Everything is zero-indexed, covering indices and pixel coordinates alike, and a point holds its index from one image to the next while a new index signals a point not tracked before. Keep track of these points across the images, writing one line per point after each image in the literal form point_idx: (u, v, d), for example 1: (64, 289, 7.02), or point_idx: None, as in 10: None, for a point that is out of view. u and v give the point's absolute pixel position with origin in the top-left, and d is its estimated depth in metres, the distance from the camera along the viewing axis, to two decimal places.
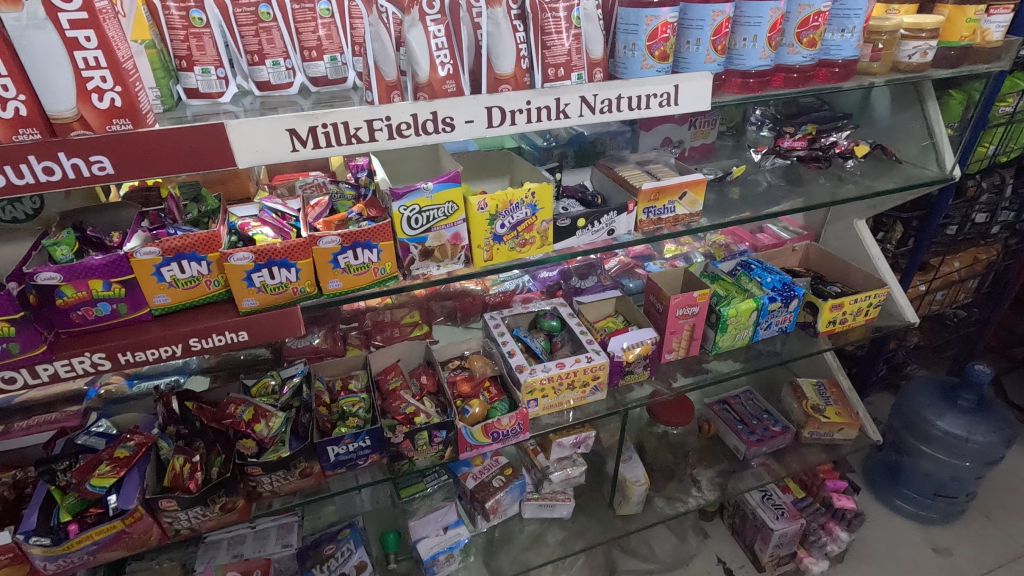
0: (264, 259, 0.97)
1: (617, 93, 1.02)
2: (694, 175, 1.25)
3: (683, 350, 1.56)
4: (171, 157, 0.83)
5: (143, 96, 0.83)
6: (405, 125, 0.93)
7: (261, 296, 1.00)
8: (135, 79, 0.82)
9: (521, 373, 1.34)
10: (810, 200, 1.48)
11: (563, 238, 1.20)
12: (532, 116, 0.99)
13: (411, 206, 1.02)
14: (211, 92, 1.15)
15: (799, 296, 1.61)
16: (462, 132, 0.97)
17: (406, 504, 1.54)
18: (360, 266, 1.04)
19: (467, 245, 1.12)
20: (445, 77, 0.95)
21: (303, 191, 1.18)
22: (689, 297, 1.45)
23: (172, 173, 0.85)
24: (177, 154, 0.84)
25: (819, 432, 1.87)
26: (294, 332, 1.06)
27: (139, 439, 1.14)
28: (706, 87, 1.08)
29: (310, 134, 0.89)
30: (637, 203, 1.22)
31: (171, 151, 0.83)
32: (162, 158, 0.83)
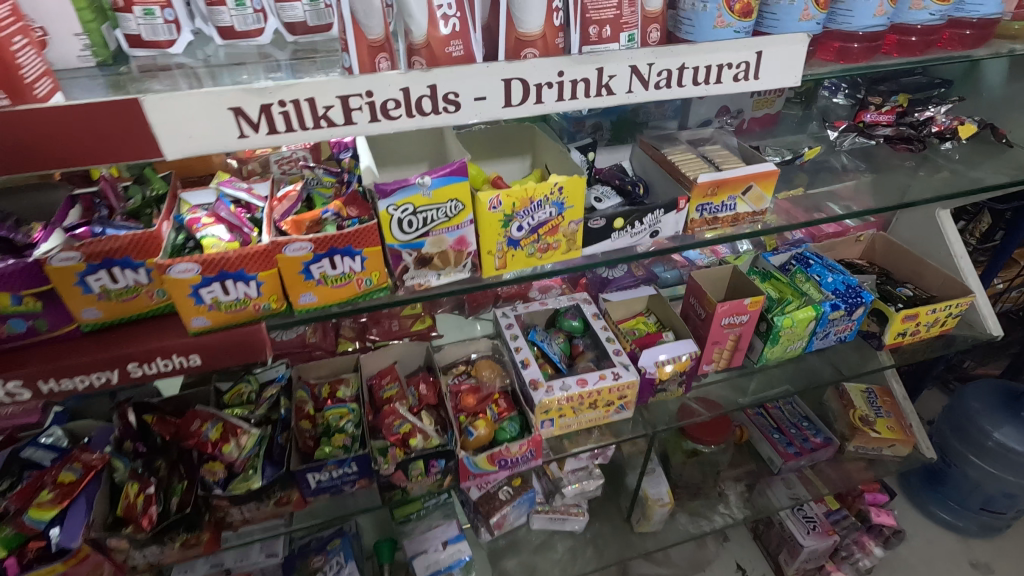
0: (215, 271, 0.76)
1: (679, 63, 0.76)
2: (763, 165, 0.99)
3: (724, 360, 1.34)
4: (70, 147, 0.61)
5: (26, 57, 0.60)
6: (392, 103, 0.69)
7: (214, 314, 0.80)
8: (15, 34, 0.59)
9: (535, 392, 1.15)
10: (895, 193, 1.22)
11: (595, 241, 0.96)
12: (564, 92, 0.74)
13: (403, 206, 0.80)
14: (157, 40, 0.91)
15: (866, 303, 1.37)
16: (470, 112, 0.72)
17: (400, 525, 1.41)
18: (339, 276, 0.84)
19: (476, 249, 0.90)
20: (448, 35, 0.70)
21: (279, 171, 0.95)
22: (739, 304, 1.22)
23: (78, 167, 0.63)
24: (75, 141, 0.61)
25: (866, 447, 1.68)
26: (259, 356, 0.85)
27: (91, 459, 0.99)
28: (799, 53, 0.81)
29: (262, 116, 0.65)
30: (690, 199, 0.98)
31: (72, 139, 0.61)
32: (58, 147, 0.61)
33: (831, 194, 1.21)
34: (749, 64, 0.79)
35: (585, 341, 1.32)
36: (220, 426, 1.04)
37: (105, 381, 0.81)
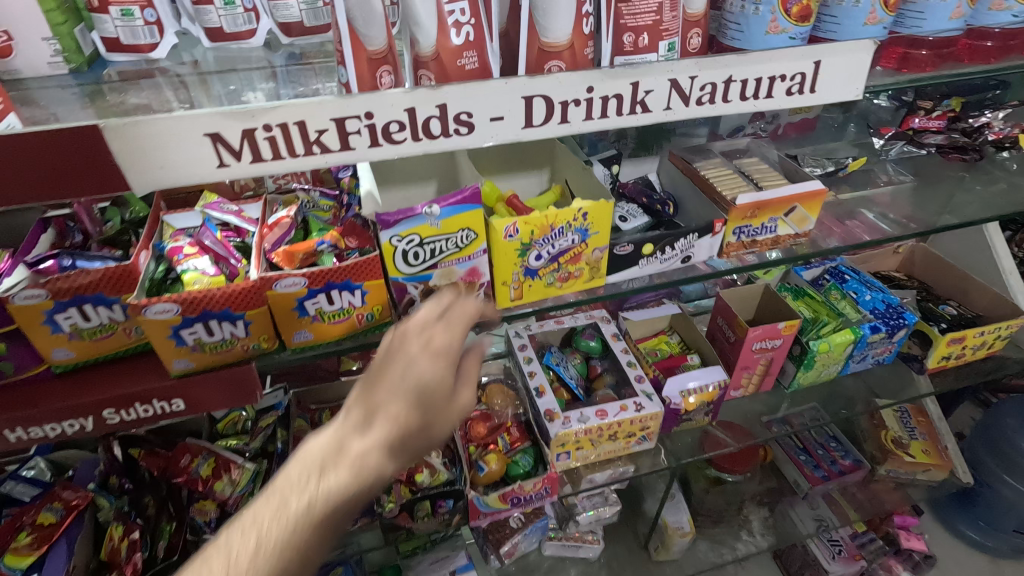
0: (197, 311, 0.68)
1: (725, 75, 0.66)
2: (809, 183, 0.89)
3: (753, 386, 1.25)
4: (16, 182, 0.52)
5: None
6: (396, 126, 0.59)
7: (197, 356, 0.72)
8: None
9: (551, 424, 1.06)
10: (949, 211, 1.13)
11: (622, 268, 0.87)
12: (593, 110, 0.64)
13: (408, 237, 0.71)
14: (138, 44, 0.82)
15: (908, 325, 1.27)
16: (485, 134, 0.63)
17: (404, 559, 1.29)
18: (337, 312, 0.75)
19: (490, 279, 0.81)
20: (461, 46, 0.60)
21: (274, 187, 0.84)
22: (772, 329, 1.13)
23: (27, 204, 0.53)
24: (23, 176, 0.51)
25: (897, 471, 1.57)
26: (250, 400, 0.77)
27: (73, 499, 0.91)
28: (863, 63, 0.70)
29: (245, 142, 0.56)
30: (727, 221, 0.88)
31: (15, 173, 0.51)
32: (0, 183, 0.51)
33: (867, 201, 1.14)
34: (805, 75, 0.69)
35: (603, 363, 1.25)
36: (212, 462, 0.97)
37: (79, 429, 0.73)
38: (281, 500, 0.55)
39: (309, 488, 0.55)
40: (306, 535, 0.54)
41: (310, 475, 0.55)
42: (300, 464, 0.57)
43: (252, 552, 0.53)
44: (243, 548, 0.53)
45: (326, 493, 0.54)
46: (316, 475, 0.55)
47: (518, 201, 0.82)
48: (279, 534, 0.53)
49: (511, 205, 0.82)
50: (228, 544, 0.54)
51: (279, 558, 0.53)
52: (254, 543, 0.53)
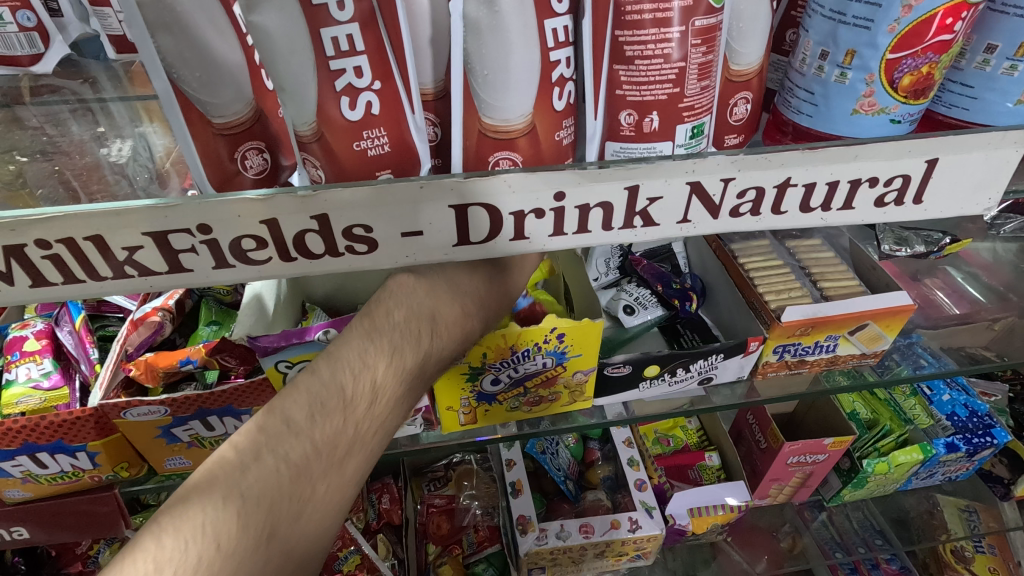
0: (17, 443, 0.51)
1: (780, 177, 0.42)
2: (892, 297, 0.64)
3: (783, 497, 1.01)
4: None
5: None
6: (251, 242, 0.39)
7: (33, 487, 0.55)
8: None
9: (522, 539, 0.87)
10: None
11: (615, 392, 0.65)
12: (565, 223, 0.42)
13: (302, 364, 0.50)
14: (14, 56, 0.68)
15: (998, 444, 0.99)
16: (395, 252, 0.42)
17: None
18: (219, 438, 0.57)
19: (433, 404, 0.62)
20: (358, 122, 0.39)
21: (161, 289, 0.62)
22: (816, 444, 0.88)
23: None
24: None
25: None
26: (112, 528, 0.61)
27: None
28: (1003, 167, 0.45)
29: (14, 262, 0.37)
30: (766, 340, 0.64)
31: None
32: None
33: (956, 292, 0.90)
34: (909, 179, 0.44)
35: (603, 448, 1.04)
36: (115, 548, 0.84)
37: None
38: (377, 366, 0.42)
39: (415, 355, 0.44)
40: (404, 392, 0.44)
41: (415, 332, 0.44)
42: (400, 316, 0.44)
43: (347, 421, 0.40)
44: (337, 394, 0.40)
45: (430, 364, 0.45)
46: (420, 339, 0.44)
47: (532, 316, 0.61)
48: (378, 392, 0.42)
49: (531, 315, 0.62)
50: (298, 417, 0.38)
51: (379, 422, 0.42)
52: (334, 422, 0.39)
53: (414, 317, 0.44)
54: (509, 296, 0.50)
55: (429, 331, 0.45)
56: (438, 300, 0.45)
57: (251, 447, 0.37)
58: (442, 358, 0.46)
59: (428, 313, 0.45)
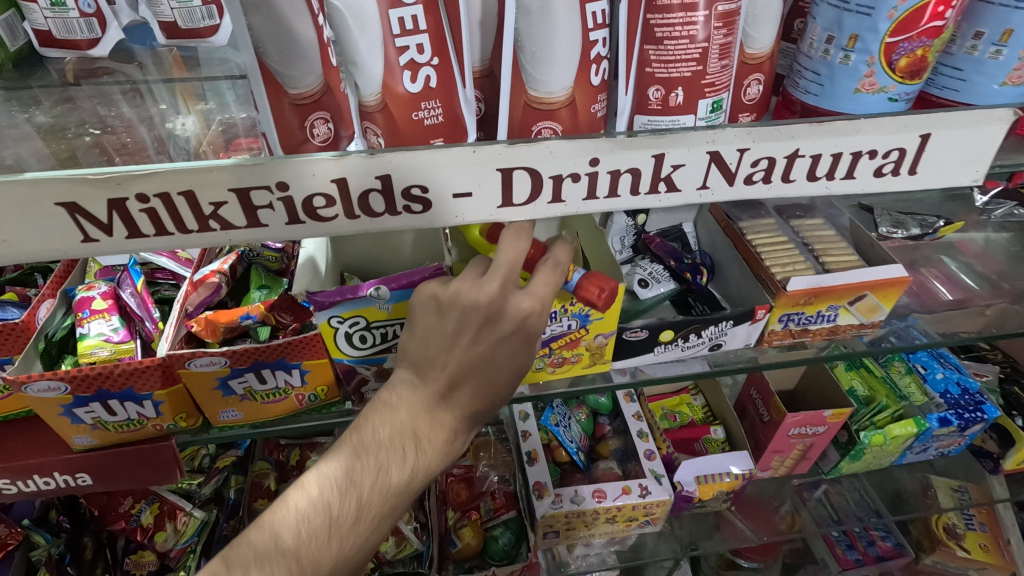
0: (91, 389, 0.55)
1: (790, 149, 0.47)
2: (888, 269, 0.69)
3: (784, 469, 1.06)
4: None
5: None
6: (323, 200, 0.44)
7: (100, 433, 0.60)
8: None
9: (539, 503, 0.92)
10: None
11: (632, 355, 0.70)
12: (597, 188, 0.47)
13: (352, 319, 0.55)
14: (74, 40, 0.71)
15: (988, 420, 1.04)
16: (445, 213, 0.47)
17: None
18: (271, 392, 0.62)
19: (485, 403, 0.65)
20: (418, 94, 0.44)
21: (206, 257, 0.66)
22: (816, 416, 0.93)
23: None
24: None
25: (947, 564, 1.35)
26: (168, 477, 0.65)
27: (4, 538, 0.81)
28: (987, 142, 0.50)
29: (114, 214, 0.42)
30: (773, 308, 0.70)
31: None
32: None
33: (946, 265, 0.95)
34: (905, 152, 0.49)
35: (613, 423, 1.08)
36: (155, 508, 0.88)
37: None
38: (360, 488, 0.47)
39: (399, 474, 0.47)
40: (392, 505, 0.48)
41: (398, 450, 0.47)
42: (384, 435, 0.48)
43: (328, 542, 0.46)
44: (320, 516, 0.46)
45: (420, 477, 0.48)
46: (403, 460, 0.47)
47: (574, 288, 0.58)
48: (360, 511, 0.47)
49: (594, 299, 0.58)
50: (284, 538, 0.46)
51: (364, 536, 0.48)
52: (316, 543, 0.46)
53: (397, 438, 0.47)
54: (505, 381, 0.49)
55: (413, 451, 0.47)
56: (423, 417, 0.48)
57: (244, 564, 0.45)
58: (432, 471, 0.49)
59: (412, 433, 0.47)
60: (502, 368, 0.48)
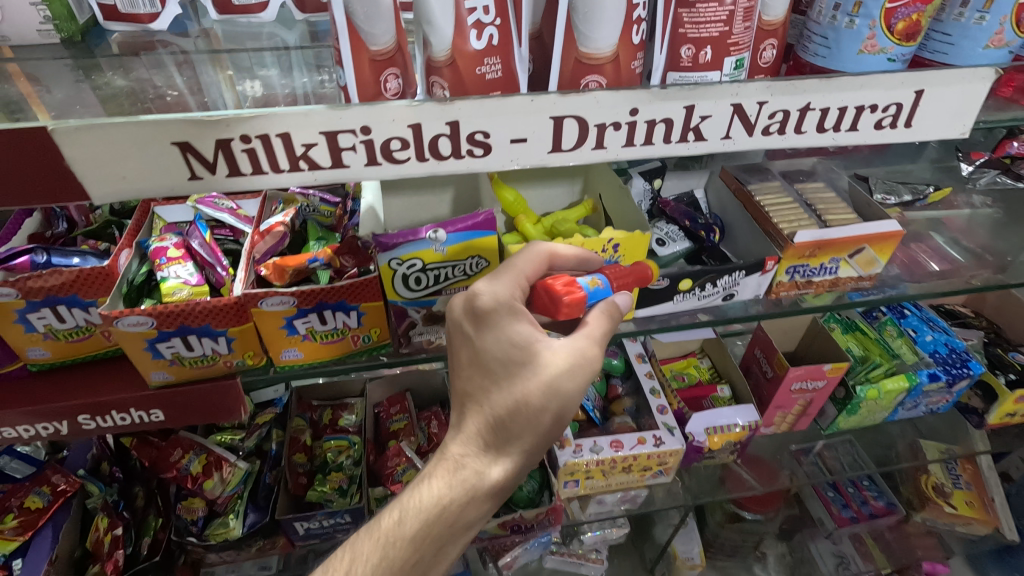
0: (173, 325, 0.61)
1: (802, 102, 0.54)
2: (885, 223, 0.76)
3: (786, 425, 1.14)
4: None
5: None
6: (399, 144, 0.50)
7: (176, 369, 0.66)
8: None
9: (561, 453, 0.99)
10: None
11: (654, 303, 0.77)
12: (635, 136, 0.54)
13: (410, 261, 0.62)
14: (136, 13, 0.76)
15: (973, 376, 1.12)
16: (502, 157, 0.53)
17: None
18: (329, 333, 0.68)
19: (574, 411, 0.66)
20: (482, 51, 0.50)
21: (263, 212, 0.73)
22: (816, 370, 1.01)
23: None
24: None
25: (935, 520, 1.44)
26: (233, 414, 0.71)
27: (62, 486, 0.89)
28: (973, 98, 0.57)
29: (219, 153, 0.48)
30: (781, 260, 0.77)
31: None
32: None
33: (934, 229, 1.03)
34: (902, 107, 0.56)
35: (624, 384, 1.15)
36: (203, 459, 0.93)
37: (54, 431, 0.69)
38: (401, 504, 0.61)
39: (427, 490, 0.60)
40: (427, 523, 0.59)
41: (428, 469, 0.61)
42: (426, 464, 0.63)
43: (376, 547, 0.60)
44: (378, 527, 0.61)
45: (440, 494, 0.59)
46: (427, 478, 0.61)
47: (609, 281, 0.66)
48: (398, 523, 0.60)
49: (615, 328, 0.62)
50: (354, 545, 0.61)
51: (405, 547, 0.59)
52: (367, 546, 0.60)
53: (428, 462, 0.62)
54: (495, 371, 0.58)
55: (433, 469, 0.60)
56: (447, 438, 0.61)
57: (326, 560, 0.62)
58: (450, 487, 0.59)
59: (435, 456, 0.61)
60: (483, 369, 0.58)
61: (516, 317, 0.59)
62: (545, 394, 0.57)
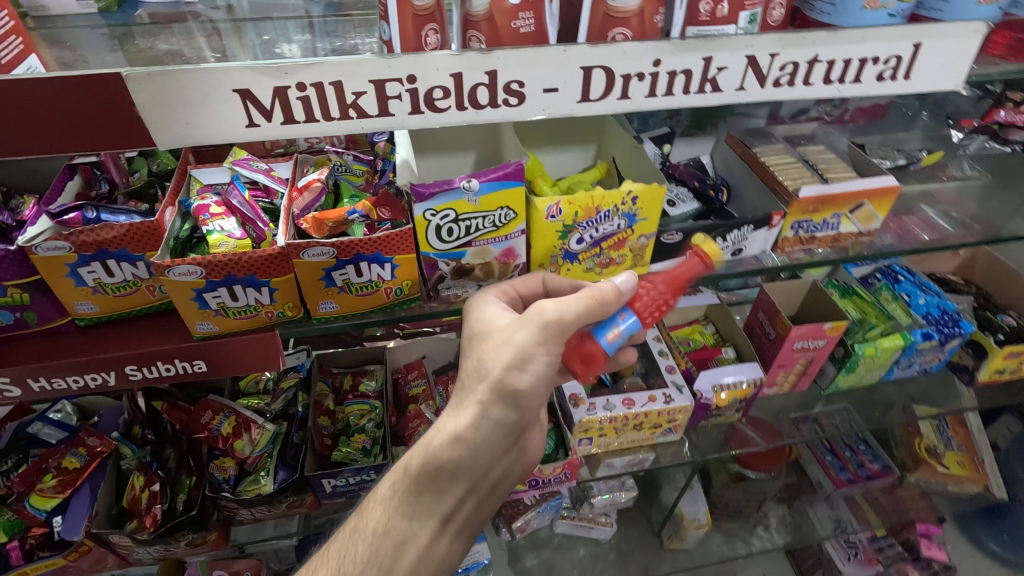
0: (220, 274, 0.65)
1: (811, 54, 0.59)
2: (882, 178, 0.81)
3: (788, 385, 1.19)
4: (59, 128, 0.49)
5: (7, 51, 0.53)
6: (441, 92, 0.54)
7: (220, 320, 0.69)
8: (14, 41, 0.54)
9: (575, 410, 1.03)
10: None
11: (668, 257, 0.81)
12: (658, 86, 0.58)
13: (443, 212, 0.66)
14: None
15: (963, 334, 1.17)
16: (535, 106, 0.57)
17: None
18: (364, 285, 0.71)
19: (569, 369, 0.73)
20: (517, 5, 0.54)
21: (296, 172, 0.77)
22: (817, 328, 1.06)
23: (36, 152, 0.50)
24: (69, 119, 0.49)
25: (928, 480, 1.50)
26: (272, 365, 0.75)
27: (97, 446, 0.92)
28: (966, 51, 0.62)
29: (276, 101, 0.52)
30: (786, 215, 0.81)
31: (20, 111, 0.48)
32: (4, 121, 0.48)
33: (928, 194, 1.07)
34: (901, 59, 0.61)
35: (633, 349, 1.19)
36: (232, 420, 0.97)
37: (101, 383, 0.72)
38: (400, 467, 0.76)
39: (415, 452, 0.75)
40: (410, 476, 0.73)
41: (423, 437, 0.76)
42: None
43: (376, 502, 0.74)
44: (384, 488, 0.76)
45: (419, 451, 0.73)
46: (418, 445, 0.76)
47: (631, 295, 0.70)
48: (394, 480, 0.75)
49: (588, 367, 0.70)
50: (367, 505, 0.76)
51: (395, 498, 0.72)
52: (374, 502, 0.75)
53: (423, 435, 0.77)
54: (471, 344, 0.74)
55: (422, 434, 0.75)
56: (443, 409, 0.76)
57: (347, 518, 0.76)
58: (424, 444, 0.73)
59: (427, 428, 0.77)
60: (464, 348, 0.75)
61: (488, 304, 0.75)
62: (495, 349, 0.71)
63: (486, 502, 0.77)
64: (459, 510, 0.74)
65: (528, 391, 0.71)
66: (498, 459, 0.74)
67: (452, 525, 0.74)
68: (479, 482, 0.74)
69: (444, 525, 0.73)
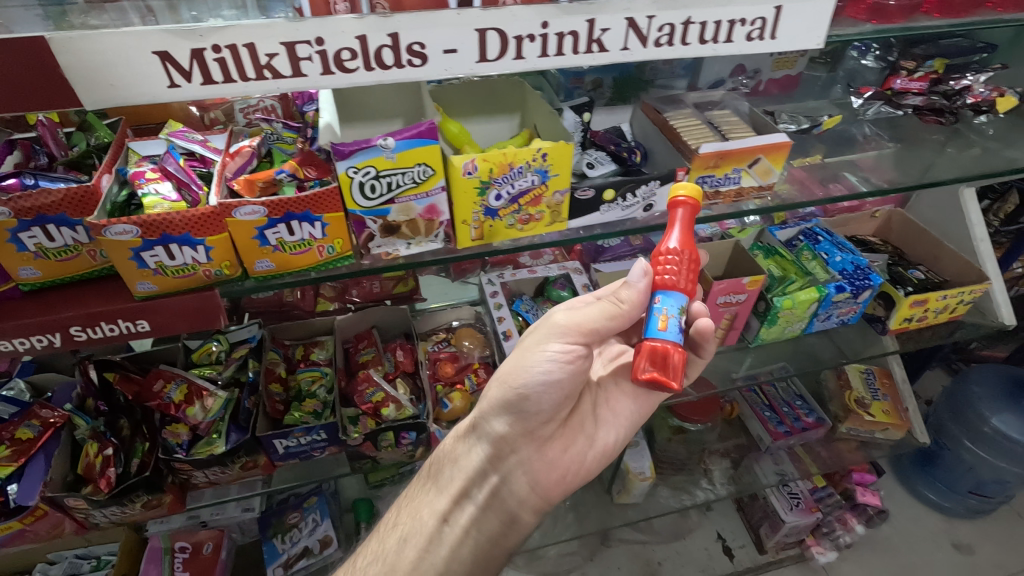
0: (156, 233, 0.69)
1: (683, 16, 0.66)
2: (775, 135, 0.89)
3: (717, 338, 1.29)
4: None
5: None
6: (348, 53, 0.60)
7: (160, 279, 0.74)
8: None
9: None
10: (931, 181, 1.14)
11: (582, 215, 0.88)
12: (549, 47, 0.65)
13: (364, 169, 0.72)
14: None
15: (874, 286, 1.26)
16: (438, 67, 0.63)
17: (376, 491, 1.35)
18: (297, 243, 0.77)
19: (580, 364, 0.90)
20: None
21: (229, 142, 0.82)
22: (737, 283, 1.14)
23: None
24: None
25: (858, 429, 1.61)
26: (213, 323, 0.80)
27: (50, 417, 0.96)
28: (823, 9, 0.70)
29: (194, 63, 0.57)
30: (690, 170, 0.89)
31: None
32: None
33: (850, 162, 1.15)
34: (766, 21, 0.69)
35: None
36: (184, 388, 1.01)
37: (47, 345, 0.76)
38: None
39: None
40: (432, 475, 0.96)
41: None
42: None
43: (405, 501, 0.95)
44: None
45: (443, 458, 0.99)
46: None
47: (670, 278, 0.78)
48: None
49: (660, 361, 0.74)
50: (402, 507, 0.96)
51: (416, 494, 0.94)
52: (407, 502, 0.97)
53: None
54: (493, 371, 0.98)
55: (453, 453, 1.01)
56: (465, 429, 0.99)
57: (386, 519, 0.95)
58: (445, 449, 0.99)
59: None
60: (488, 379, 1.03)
61: None
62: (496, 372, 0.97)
63: (489, 516, 0.91)
64: (457, 513, 0.90)
65: (526, 392, 0.91)
66: (492, 465, 0.93)
67: (452, 527, 0.89)
68: (476, 486, 0.92)
69: (443, 524, 0.88)
